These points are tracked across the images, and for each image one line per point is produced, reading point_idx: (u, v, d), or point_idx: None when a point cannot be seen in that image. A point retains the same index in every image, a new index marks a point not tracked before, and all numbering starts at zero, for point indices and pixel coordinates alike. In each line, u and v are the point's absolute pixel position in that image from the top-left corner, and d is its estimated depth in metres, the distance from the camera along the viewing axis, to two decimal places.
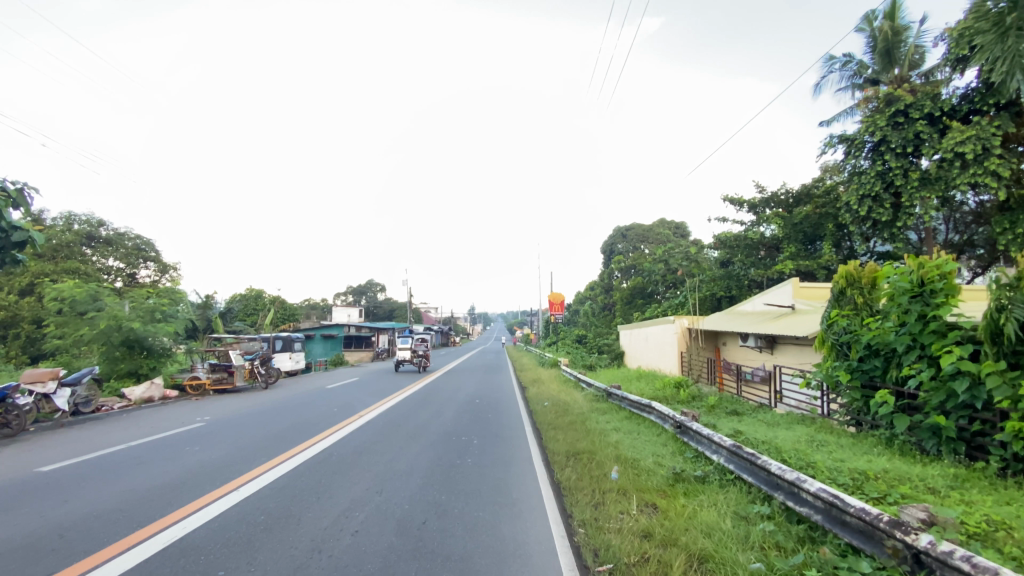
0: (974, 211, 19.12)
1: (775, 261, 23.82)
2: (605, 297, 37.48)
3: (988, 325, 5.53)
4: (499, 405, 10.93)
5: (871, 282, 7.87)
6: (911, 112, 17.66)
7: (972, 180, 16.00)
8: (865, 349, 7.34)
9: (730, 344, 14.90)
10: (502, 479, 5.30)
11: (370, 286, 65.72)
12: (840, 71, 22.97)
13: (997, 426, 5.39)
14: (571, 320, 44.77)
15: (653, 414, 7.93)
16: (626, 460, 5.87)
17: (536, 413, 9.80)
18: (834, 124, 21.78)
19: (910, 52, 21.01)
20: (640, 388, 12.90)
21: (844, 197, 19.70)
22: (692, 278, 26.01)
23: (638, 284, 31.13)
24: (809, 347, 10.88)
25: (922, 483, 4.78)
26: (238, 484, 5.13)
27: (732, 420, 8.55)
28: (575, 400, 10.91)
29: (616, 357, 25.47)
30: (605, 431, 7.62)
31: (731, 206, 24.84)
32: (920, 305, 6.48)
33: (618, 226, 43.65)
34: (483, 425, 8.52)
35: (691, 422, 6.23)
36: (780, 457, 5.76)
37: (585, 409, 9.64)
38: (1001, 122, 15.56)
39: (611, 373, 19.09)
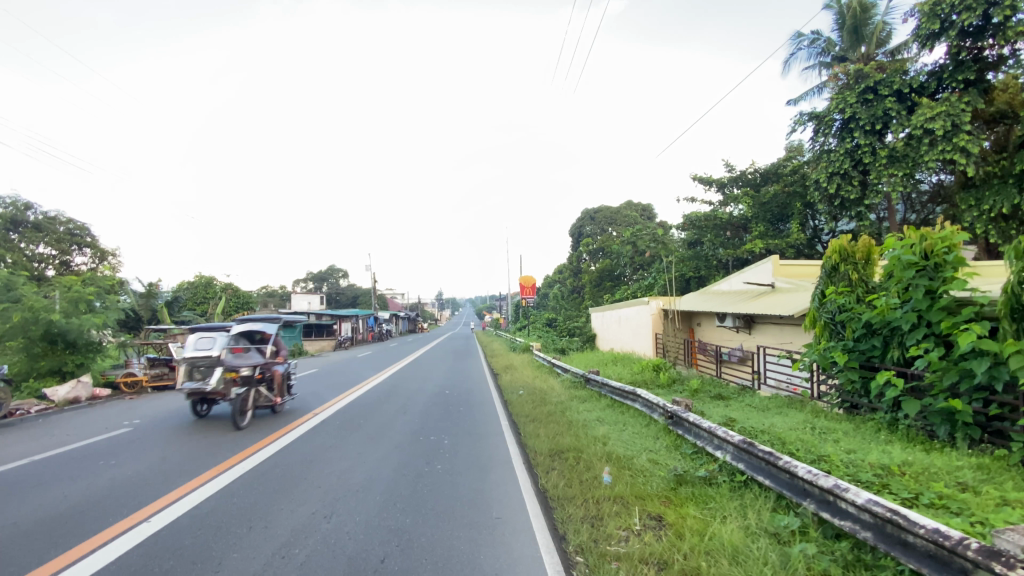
0: (932, 189, 19.48)
1: (743, 241, 23.72)
2: (574, 280, 36.96)
3: (1006, 300, 5.04)
4: (470, 397, 10.15)
5: (865, 258, 7.44)
6: (881, 88, 17.53)
7: (941, 157, 16.03)
8: (862, 328, 6.91)
9: (707, 325, 14.53)
10: (479, 492, 4.52)
11: (333, 271, 63.27)
12: (808, 49, 22.81)
13: (1017, 410, 4.95)
14: (540, 304, 44.25)
15: (638, 402, 7.29)
16: (618, 458, 5.18)
17: (510, 404, 9.03)
18: (803, 101, 21.69)
19: (876, 30, 20.99)
20: (617, 372, 12.32)
21: (814, 175, 19.59)
22: (662, 259, 25.67)
23: (607, 266, 30.73)
24: (791, 327, 10.50)
25: (949, 478, 4.30)
26: (152, 512, 4.16)
27: (720, 407, 7.98)
28: (551, 388, 10.19)
29: (588, 339, 25.00)
30: (588, 423, 6.94)
31: (701, 185, 24.51)
32: (926, 280, 6.02)
33: (586, 208, 43.16)
34: (452, 421, 7.69)
35: (686, 413, 5.61)
36: (786, 450, 5.18)
37: (563, 398, 8.95)
38: (971, 98, 15.66)
39: (583, 356, 18.57)
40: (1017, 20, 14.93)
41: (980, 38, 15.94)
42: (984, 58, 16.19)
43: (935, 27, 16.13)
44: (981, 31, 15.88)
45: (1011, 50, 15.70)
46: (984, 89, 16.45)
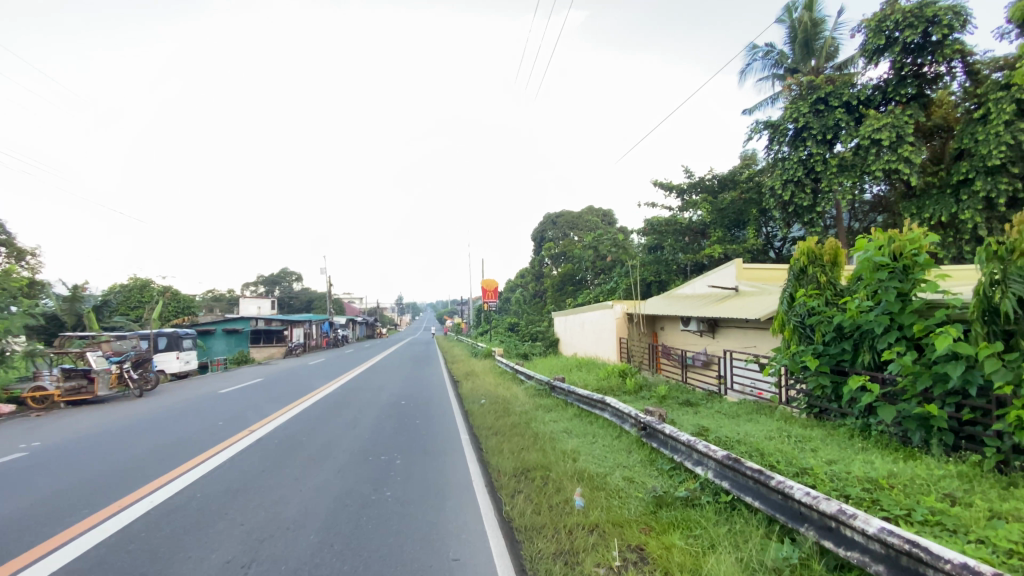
0: (874, 199, 20.31)
1: (701, 246, 24.03)
2: (536, 284, 36.69)
3: (980, 303, 4.80)
4: (428, 408, 9.51)
5: (832, 261, 7.29)
6: (831, 100, 18.10)
7: (887, 166, 16.65)
8: (833, 331, 6.78)
9: (670, 329, 14.39)
10: (433, 526, 3.95)
11: (285, 275, 60.34)
12: (763, 60, 23.44)
13: (990, 414, 4.76)
14: (503, 308, 43.75)
15: (608, 411, 6.89)
16: (590, 477, 4.71)
17: (471, 417, 8.43)
18: (758, 111, 22.26)
19: (826, 44, 21.77)
20: (582, 378, 11.92)
21: (769, 182, 20.05)
22: (623, 262, 25.53)
23: (569, 270, 30.61)
24: (754, 331, 10.40)
25: (933, 488, 3.94)
26: (24, 568, 3.38)
27: (690, 414, 7.67)
28: (514, 396, 9.67)
29: (551, 344, 24.65)
30: (555, 435, 6.45)
31: (661, 190, 24.70)
32: (896, 283, 5.89)
33: (549, 212, 43.00)
34: (408, 437, 7.05)
35: (661, 425, 5.24)
36: (766, 463, 4.85)
37: (527, 407, 8.44)
38: (914, 111, 16.35)
39: (547, 362, 18.15)
40: (954, 39, 15.71)
41: (920, 55, 16.60)
42: (924, 74, 16.88)
43: (881, 42, 16.77)
44: (920, 49, 16.56)
45: (948, 67, 16.48)
46: (924, 103, 17.19)
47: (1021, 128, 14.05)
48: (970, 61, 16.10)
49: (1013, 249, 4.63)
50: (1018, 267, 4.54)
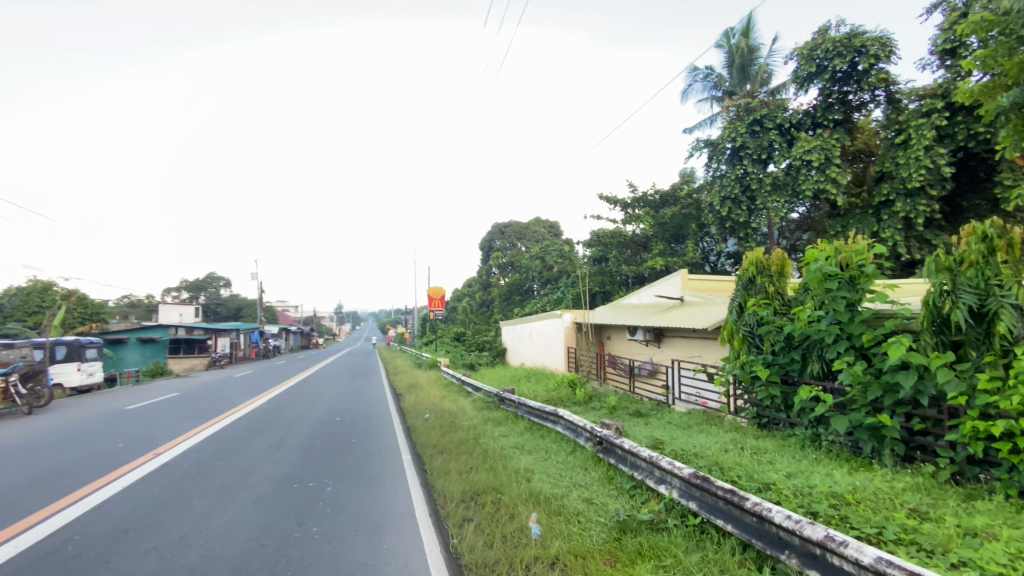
0: (800, 219, 21.52)
1: (644, 258, 24.50)
2: (483, 294, 36.09)
3: (930, 314, 5.01)
4: (365, 425, 8.76)
5: (780, 270, 7.35)
6: (766, 122, 19.06)
7: (816, 186, 17.68)
8: (782, 340, 6.82)
9: (615, 339, 14.29)
10: (368, 568, 3.38)
11: (213, 280, 56.10)
12: (703, 82, 24.48)
13: (940, 424, 4.89)
14: (448, 318, 42.80)
15: (561, 424, 6.52)
16: (546, 500, 4.27)
17: (414, 433, 7.80)
18: (698, 129, 23.15)
19: (759, 71, 23.07)
20: (530, 389, 11.52)
21: (709, 198, 20.80)
22: (570, 273, 25.95)
23: (515, 280, 30.33)
24: (699, 340, 10.36)
25: (897, 503, 3.88)
26: None
27: (641, 425, 7.41)
28: (460, 409, 9.11)
29: (497, 355, 24.18)
30: (506, 452, 5.99)
31: (607, 203, 25.03)
32: (845, 293, 5.97)
33: (496, 221, 42.72)
34: (343, 459, 6.35)
35: (619, 438, 4.91)
36: (727, 478, 4.63)
37: (475, 422, 7.92)
38: (840, 136, 17.50)
39: (493, 372, 17.63)
40: (878, 69, 17.11)
41: (846, 83, 17.97)
42: (850, 101, 18.19)
43: (813, 68, 17.99)
44: (847, 78, 17.90)
45: (872, 95, 17.88)
46: (851, 126, 18.44)
47: (939, 153, 15.42)
48: (894, 90, 17.55)
49: (961, 260, 4.94)
50: (967, 277, 4.82)
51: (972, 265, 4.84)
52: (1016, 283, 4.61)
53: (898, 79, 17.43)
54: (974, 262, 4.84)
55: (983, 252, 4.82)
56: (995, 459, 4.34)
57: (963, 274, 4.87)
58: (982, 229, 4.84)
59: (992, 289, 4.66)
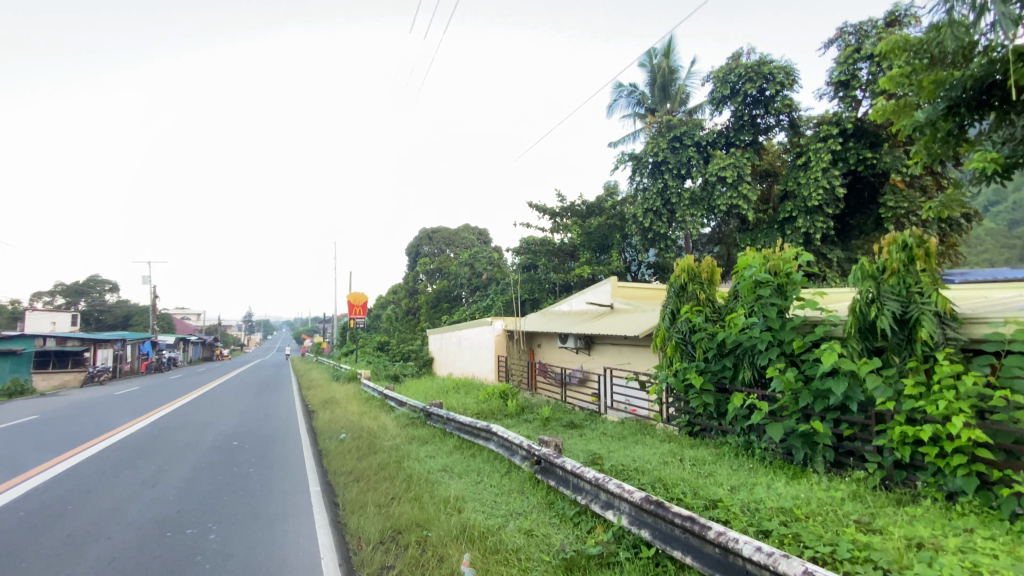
0: (711, 233, 22.68)
1: (572, 266, 24.70)
2: (408, 300, 34.67)
3: (857, 320, 5.15)
4: (269, 451, 7.65)
5: (710, 278, 7.34)
6: (685, 139, 19.92)
7: (730, 201, 18.73)
8: (715, 347, 6.76)
9: (546, 347, 14.00)
10: None
11: (96, 283, 49.35)
12: (627, 98, 25.40)
13: (867, 430, 4.98)
14: (371, 326, 40.80)
15: (494, 442, 5.99)
16: (481, 536, 3.70)
17: (326, 459, 6.88)
18: (623, 143, 23.86)
19: (678, 91, 24.25)
20: (459, 401, 10.87)
21: (632, 210, 21.38)
22: (500, 280, 26.23)
23: (443, 287, 29.41)
24: (629, 346, 10.19)
25: (841, 515, 3.78)
26: None
27: (575, 438, 7.04)
28: (381, 428, 8.27)
29: (423, 365, 23.18)
30: (434, 477, 5.34)
31: (536, 211, 25.02)
32: (776, 300, 6.01)
33: (423, 226, 41.59)
34: (237, 496, 5.36)
35: (560, 458, 4.47)
36: (671, 496, 4.34)
37: (397, 442, 7.15)
38: (750, 155, 18.66)
39: (419, 384, 16.69)
40: (782, 95, 18.54)
41: (756, 107, 19.27)
42: (759, 124, 19.53)
43: (727, 91, 19.21)
44: (757, 102, 19.21)
45: (777, 120, 19.33)
46: (759, 147, 19.77)
47: (833, 175, 16.91)
48: (796, 116, 19.09)
49: (884, 268, 5.13)
50: (890, 284, 4.99)
51: (894, 273, 5.03)
52: (934, 290, 4.81)
53: (799, 106, 18.96)
54: (895, 270, 5.03)
55: (903, 261, 5.02)
56: (921, 464, 4.43)
57: (887, 281, 5.05)
58: (902, 239, 5.05)
59: (914, 295, 4.85)
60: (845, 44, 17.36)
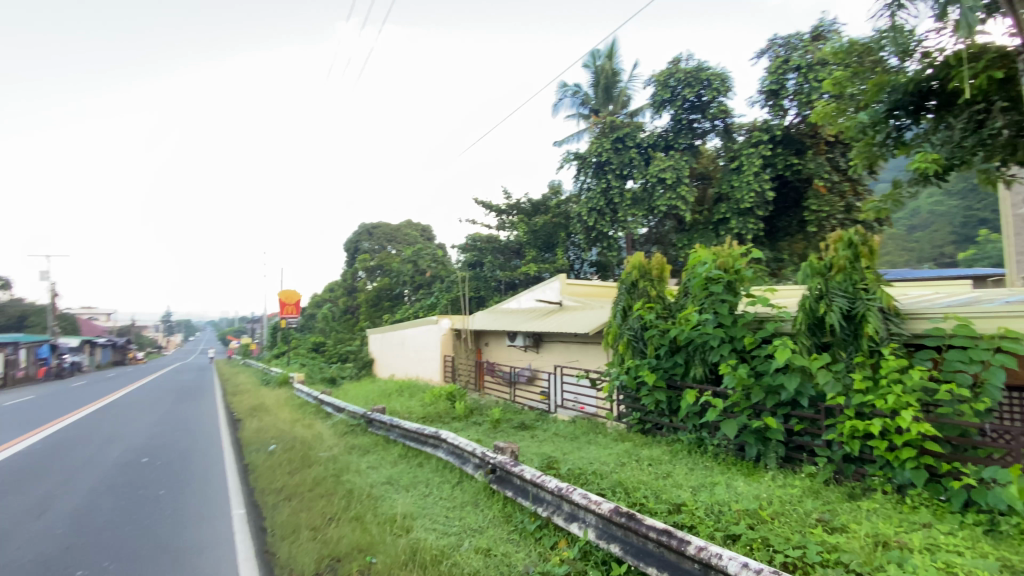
0: (649, 233, 22.59)
1: (518, 264, 24.54)
2: (347, 298, 33.15)
3: (807, 316, 5.22)
4: (185, 469, 6.78)
5: (660, 275, 7.26)
6: (627, 140, 20.25)
7: (669, 202, 19.24)
8: (666, 344, 6.69)
9: (493, 345, 13.68)
10: None
11: None
12: (572, 98, 25.59)
13: (816, 424, 5.06)
14: (306, 326, 38.70)
15: (444, 449, 5.58)
16: (433, 560, 3.30)
17: (252, 475, 6.17)
18: (567, 142, 23.98)
19: (621, 93, 24.58)
20: (402, 405, 10.30)
21: (577, 209, 21.50)
22: (445, 278, 25.65)
23: (384, 285, 28.34)
24: (577, 344, 10.06)
25: (803, 514, 3.73)
26: None
27: (527, 440, 6.75)
28: (315, 437, 7.58)
29: (363, 366, 22.17)
30: (377, 492, 4.85)
31: (480, 207, 24.61)
32: (727, 298, 6.00)
33: (363, 222, 39.97)
34: (142, 527, 4.60)
35: (518, 466, 4.14)
36: (633, 501, 4.14)
37: (334, 452, 6.54)
38: (688, 158, 19.28)
39: (358, 387, 15.83)
40: (717, 102, 19.31)
41: (694, 112, 19.96)
42: (698, 128, 20.24)
43: (667, 94, 19.74)
44: (694, 107, 19.89)
45: (712, 125, 20.12)
46: (696, 151, 20.47)
47: (763, 179, 17.82)
48: (730, 122, 19.96)
49: (831, 265, 5.22)
50: (838, 281, 5.09)
51: (840, 270, 5.13)
52: (877, 287, 4.95)
53: (732, 113, 19.83)
54: (842, 267, 5.13)
55: (849, 258, 5.11)
56: (869, 457, 4.54)
57: (834, 278, 5.14)
58: (848, 236, 5.15)
59: (860, 292, 4.97)
60: (775, 55, 18.23)
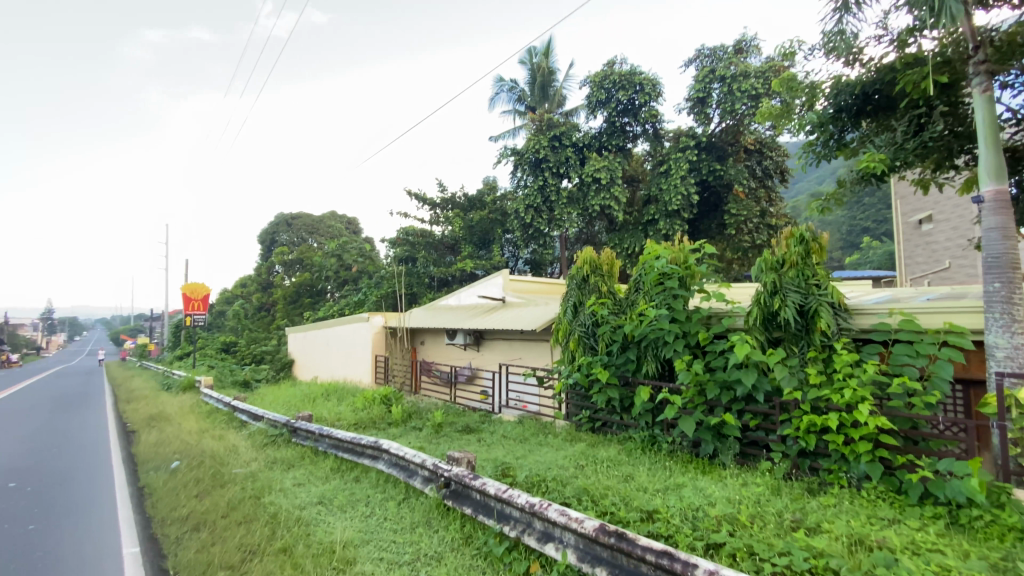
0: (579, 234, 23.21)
1: (452, 260, 23.86)
2: (262, 294, 30.58)
3: (761, 311, 5.20)
4: (59, 498, 5.56)
5: (610, 269, 7.05)
6: (564, 139, 20.27)
7: (603, 202, 19.51)
8: (618, 340, 6.48)
9: (430, 344, 13.04)
10: None
11: None
12: (508, 93, 25.30)
13: (769, 419, 5.06)
14: (214, 324, 35.27)
15: (386, 460, 4.98)
16: None
17: (150, 500, 5.16)
18: (503, 138, 23.62)
19: (556, 92, 24.58)
20: (330, 410, 9.39)
21: (514, 205, 21.19)
22: (373, 274, 24.35)
23: (305, 280, 26.39)
24: (521, 341, 9.73)
25: (777, 516, 3.61)
26: None
27: (474, 445, 6.26)
28: (228, 450, 6.59)
29: (281, 368, 20.38)
30: (308, 514, 4.16)
31: (413, 200, 23.62)
32: (680, 293, 5.88)
33: (281, 212, 37.12)
34: None
35: (478, 479, 3.67)
36: (601, 509, 3.83)
37: (252, 468, 5.66)
38: (621, 160, 19.61)
39: (277, 391, 14.45)
40: (649, 106, 19.87)
41: (627, 114, 20.40)
42: (631, 131, 20.73)
43: (602, 96, 20.04)
44: (627, 110, 20.31)
45: (643, 129, 20.67)
46: (627, 153, 20.95)
47: (689, 183, 18.56)
48: (659, 127, 20.63)
49: (783, 261, 5.24)
50: (791, 277, 5.11)
51: (793, 266, 5.16)
52: (828, 283, 5.03)
53: (662, 118, 20.52)
54: (794, 263, 5.16)
55: (800, 254, 5.16)
56: (823, 450, 4.60)
57: (787, 273, 5.16)
58: (799, 233, 5.19)
59: (812, 287, 5.02)
60: (702, 65, 19.06)
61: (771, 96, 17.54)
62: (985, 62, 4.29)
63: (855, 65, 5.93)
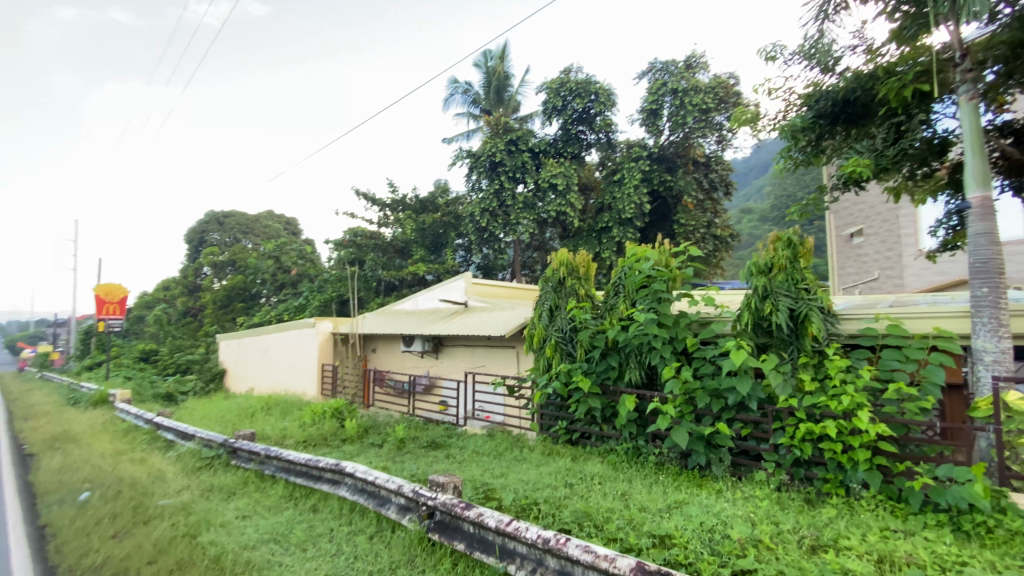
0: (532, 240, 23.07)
1: (402, 265, 22.91)
2: (188, 298, 28.01)
3: (751, 315, 5.03)
4: None
5: (586, 272, 6.73)
6: (519, 143, 20.04)
7: (559, 208, 19.40)
8: (598, 346, 6.16)
9: (382, 351, 12.25)
10: None
11: None
12: (462, 95, 24.84)
13: (760, 427, 4.90)
14: (130, 331, 31.87)
15: (350, 487, 4.31)
16: None
17: (50, 544, 4.19)
18: (457, 139, 23.05)
19: (511, 97, 24.37)
20: (273, 426, 8.43)
21: (469, 209, 20.64)
22: (316, 277, 22.89)
23: (238, 283, 24.40)
24: (484, 348, 9.26)
25: (796, 535, 3.35)
26: None
27: (445, 463, 5.68)
28: (153, 477, 5.61)
29: (210, 380, 18.56)
30: (259, 557, 3.45)
31: (361, 201, 22.50)
32: (665, 298, 5.62)
33: (212, 210, 34.37)
34: None
35: (473, 508, 3.15)
36: (607, 535, 3.42)
37: (183, 499, 4.79)
38: (576, 168, 19.59)
39: (207, 405, 13.03)
40: (603, 115, 20.02)
41: (582, 122, 20.48)
42: (585, 139, 20.86)
43: (558, 103, 20.04)
44: (582, 118, 20.43)
45: (596, 138, 20.85)
46: (581, 162, 21.03)
47: (642, 193, 18.85)
48: (612, 137, 20.86)
49: (771, 265, 5.10)
50: (780, 281, 4.98)
51: (780, 270, 5.03)
52: (816, 287, 4.94)
53: (616, 128, 20.78)
54: (782, 267, 5.04)
55: (789, 258, 5.03)
56: (817, 459, 4.48)
57: (775, 277, 5.02)
58: (787, 236, 5.06)
59: (801, 292, 4.91)
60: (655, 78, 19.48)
61: (720, 111, 18.18)
62: (972, 71, 4.51)
63: (831, 73, 6.02)
